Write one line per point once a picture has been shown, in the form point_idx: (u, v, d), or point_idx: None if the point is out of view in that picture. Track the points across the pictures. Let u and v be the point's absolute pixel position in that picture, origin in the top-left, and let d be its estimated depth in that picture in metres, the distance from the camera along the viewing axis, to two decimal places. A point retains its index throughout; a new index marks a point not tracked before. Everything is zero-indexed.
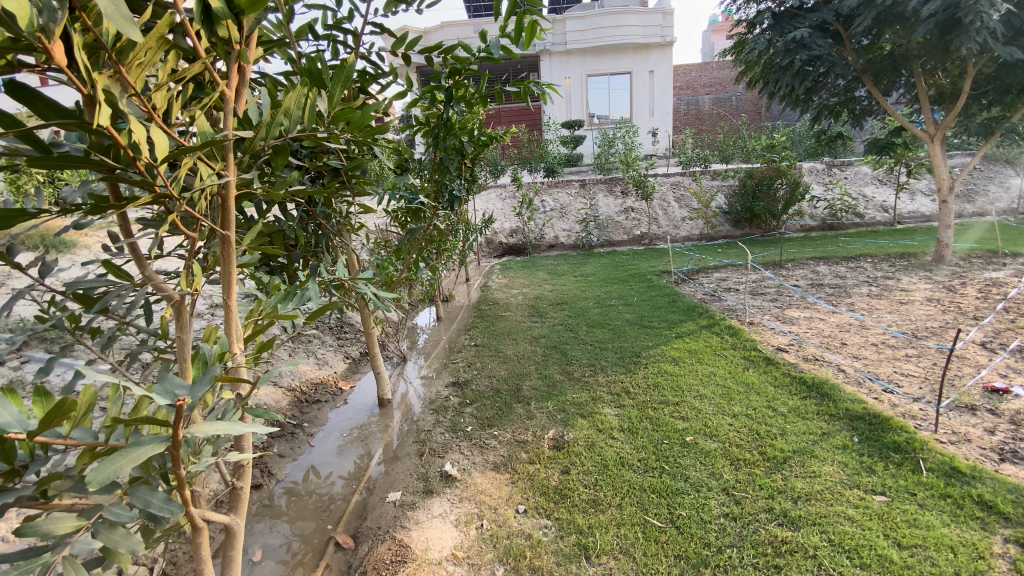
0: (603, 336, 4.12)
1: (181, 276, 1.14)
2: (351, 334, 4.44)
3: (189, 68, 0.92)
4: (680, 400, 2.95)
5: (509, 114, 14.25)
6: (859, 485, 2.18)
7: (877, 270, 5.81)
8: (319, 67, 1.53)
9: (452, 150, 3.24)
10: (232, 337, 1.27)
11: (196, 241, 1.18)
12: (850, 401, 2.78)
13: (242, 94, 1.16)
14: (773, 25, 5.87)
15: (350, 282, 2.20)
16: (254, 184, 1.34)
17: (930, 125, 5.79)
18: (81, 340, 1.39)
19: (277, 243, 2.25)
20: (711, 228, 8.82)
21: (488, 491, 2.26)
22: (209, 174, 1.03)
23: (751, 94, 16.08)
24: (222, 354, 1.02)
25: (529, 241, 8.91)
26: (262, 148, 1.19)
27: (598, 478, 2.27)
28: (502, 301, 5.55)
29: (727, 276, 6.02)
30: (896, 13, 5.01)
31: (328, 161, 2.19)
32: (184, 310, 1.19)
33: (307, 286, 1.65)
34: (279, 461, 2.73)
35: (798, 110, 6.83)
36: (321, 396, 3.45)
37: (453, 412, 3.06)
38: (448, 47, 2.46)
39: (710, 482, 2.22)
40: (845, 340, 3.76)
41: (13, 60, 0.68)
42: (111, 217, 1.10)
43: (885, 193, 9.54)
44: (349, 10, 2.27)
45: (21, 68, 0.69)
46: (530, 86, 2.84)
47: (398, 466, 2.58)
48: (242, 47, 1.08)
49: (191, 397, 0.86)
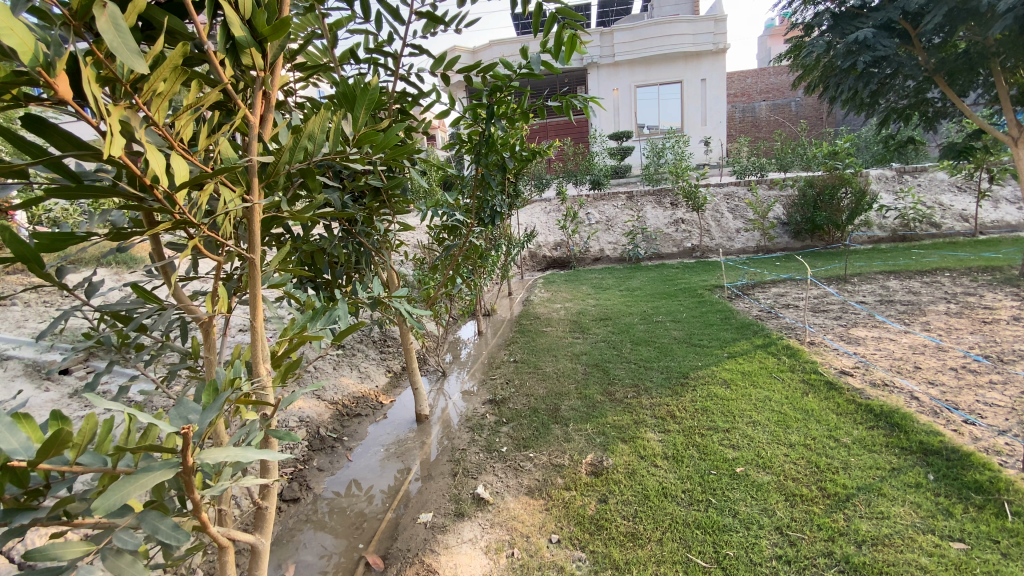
0: (649, 355, 3.97)
1: (208, 298, 1.15)
2: (394, 347, 4.52)
3: (211, 94, 0.96)
4: (731, 426, 2.77)
5: (555, 128, 14.38)
6: (933, 529, 1.94)
7: (956, 286, 5.30)
8: (352, 89, 1.56)
9: (495, 166, 3.20)
10: (257, 358, 1.28)
11: (223, 264, 1.20)
12: (925, 434, 2.50)
13: (267, 120, 1.19)
14: (833, 27, 5.55)
15: (386, 299, 2.19)
16: (282, 206, 1.37)
17: (1014, 128, 5.26)
18: (125, 356, 1.44)
19: (318, 261, 2.29)
20: (768, 240, 8.38)
21: (521, 517, 2.18)
22: (232, 199, 1.06)
23: (811, 100, 15.34)
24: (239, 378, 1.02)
25: (574, 254, 8.81)
26: (286, 172, 1.21)
27: (637, 510, 2.14)
28: (544, 315, 5.49)
29: (785, 292, 5.69)
30: (970, 8, 4.61)
31: (368, 181, 2.21)
32: (212, 330, 1.22)
33: (339, 305, 1.64)
34: (317, 475, 2.77)
35: (862, 115, 6.42)
36: (361, 410, 3.50)
37: (489, 430, 3.01)
38: (488, 65, 2.43)
39: (762, 519, 2.04)
40: (919, 364, 3.42)
41: (21, 95, 0.74)
42: (143, 240, 1.13)
43: (964, 201, 8.77)
44: (390, 33, 2.31)
45: (32, 103, 0.75)
46: (571, 101, 2.79)
47: (432, 485, 2.54)
48: (266, 74, 1.12)
49: (200, 422, 0.85)
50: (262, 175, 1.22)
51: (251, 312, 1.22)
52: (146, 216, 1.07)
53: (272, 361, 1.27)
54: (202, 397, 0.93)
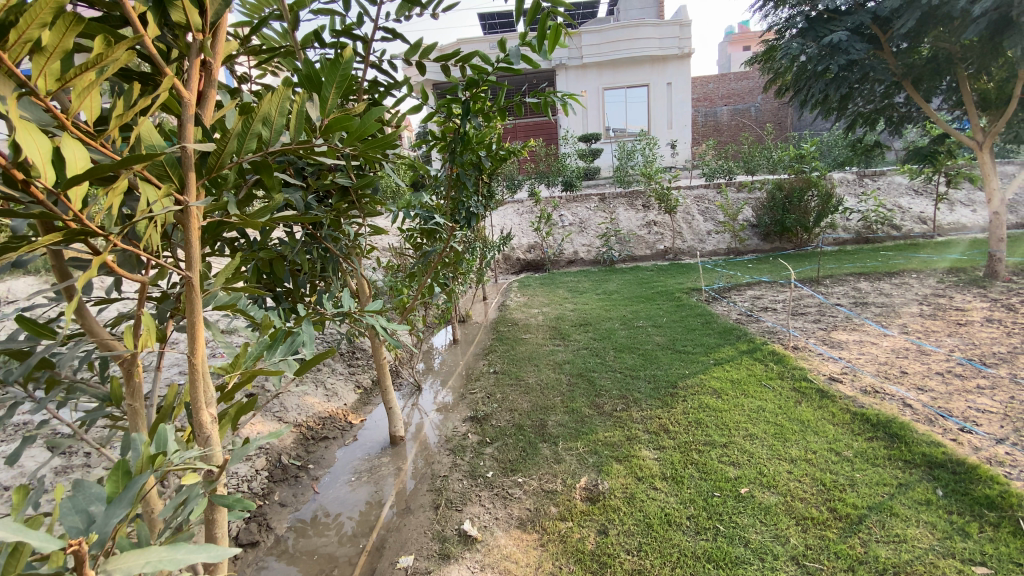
0: (633, 363, 3.81)
1: (123, 330, 0.85)
2: (363, 361, 4.22)
3: (122, 53, 0.69)
4: (728, 441, 2.62)
5: (525, 129, 14.26)
6: (953, 553, 1.82)
7: (925, 288, 5.39)
8: (318, 69, 1.32)
9: (469, 166, 2.97)
10: (198, 402, 0.97)
11: (150, 284, 0.91)
12: (926, 445, 2.41)
13: (209, 97, 0.93)
14: (806, 30, 5.56)
15: (357, 314, 1.86)
16: (231, 209, 1.10)
17: (977, 132, 5.38)
18: (28, 397, 1.12)
19: (277, 269, 1.99)
20: (739, 242, 8.43)
21: (514, 556, 1.96)
22: (158, 200, 0.80)
23: (772, 104, 15.79)
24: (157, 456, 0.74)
25: (548, 257, 8.63)
26: (234, 165, 0.95)
27: (642, 542, 1.96)
28: (521, 321, 5.28)
29: (762, 294, 5.67)
30: (941, 14, 4.67)
31: (335, 179, 1.95)
32: (135, 371, 0.94)
33: (302, 328, 1.35)
34: (279, 511, 2.47)
35: (830, 118, 6.49)
36: (328, 432, 3.20)
37: (472, 453, 2.78)
38: (468, 54, 2.17)
39: (775, 548, 1.89)
40: (904, 368, 3.38)
41: None
42: (38, 253, 0.84)
43: (922, 204, 9.08)
44: (360, 15, 2.06)
45: None
46: (551, 97, 2.57)
47: (411, 520, 2.29)
48: (205, 37, 0.87)
49: (102, 528, 0.60)
50: (201, 169, 0.96)
51: (189, 344, 0.94)
52: (39, 224, 0.80)
53: (220, 405, 0.99)
54: (107, 485, 0.66)
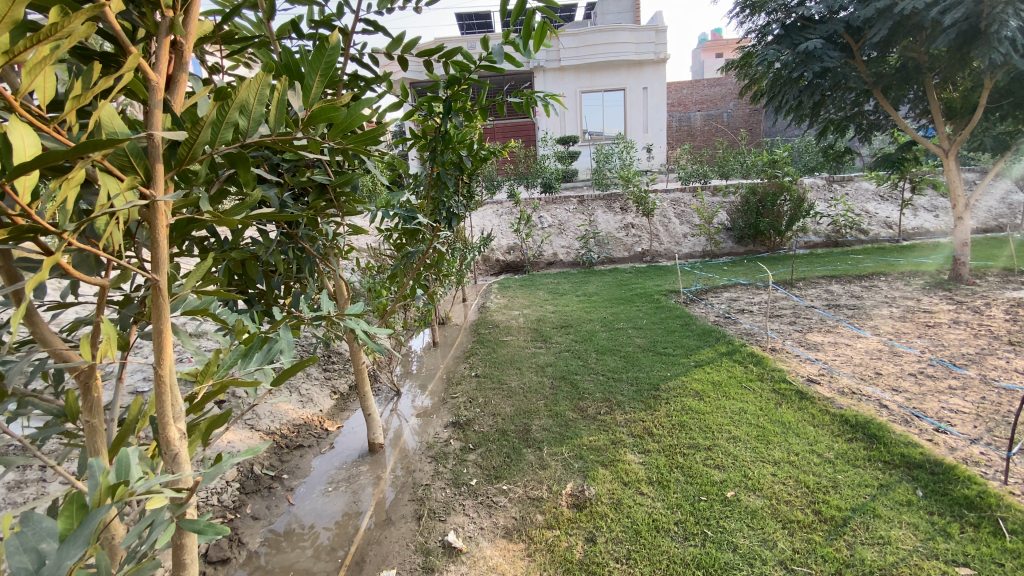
0: (615, 365, 3.80)
1: (80, 340, 0.76)
2: (339, 366, 4.10)
3: (79, 26, 0.60)
4: (712, 443, 2.62)
5: (504, 130, 14.25)
6: (937, 554, 1.84)
7: (895, 290, 5.54)
8: (296, 58, 1.24)
9: (450, 165, 2.88)
10: (165, 417, 0.88)
11: (111, 287, 0.81)
12: (904, 446, 2.45)
13: (179, 82, 0.84)
14: (782, 37, 5.66)
15: (336, 317, 1.77)
16: (202, 205, 1.00)
17: (943, 139, 5.55)
18: None
19: (251, 271, 1.88)
20: (715, 245, 8.55)
21: (501, 567, 1.91)
22: (120, 194, 0.71)
23: (743, 110, 16.16)
24: (117, 487, 0.64)
25: (527, 258, 8.58)
26: (207, 157, 0.86)
27: (631, 550, 1.92)
28: (502, 323, 5.21)
29: (738, 296, 5.76)
30: (912, 24, 4.81)
31: (313, 176, 1.85)
32: (93, 384, 0.84)
33: (279, 334, 1.26)
34: (251, 525, 2.35)
35: (803, 124, 6.64)
36: (303, 440, 3.08)
37: (454, 460, 2.71)
38: (451, 49, 2.08)
39: (763, 553, 1.88)
40: (879, 369, 3.45)
41: None
42: None
43: (888, 209, 9.39)
44: (340, 5, 1.97)
45: None
46: (534, 97, 2.51)
47: (393, 533, 2.21)
48: (175, 14, 0.79)
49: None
50: (171, 161, 0.87)
51: (155, 352, 0.84)
52: None
53: (190, 418, 0.90)
54: (58, 521, 0.58)
